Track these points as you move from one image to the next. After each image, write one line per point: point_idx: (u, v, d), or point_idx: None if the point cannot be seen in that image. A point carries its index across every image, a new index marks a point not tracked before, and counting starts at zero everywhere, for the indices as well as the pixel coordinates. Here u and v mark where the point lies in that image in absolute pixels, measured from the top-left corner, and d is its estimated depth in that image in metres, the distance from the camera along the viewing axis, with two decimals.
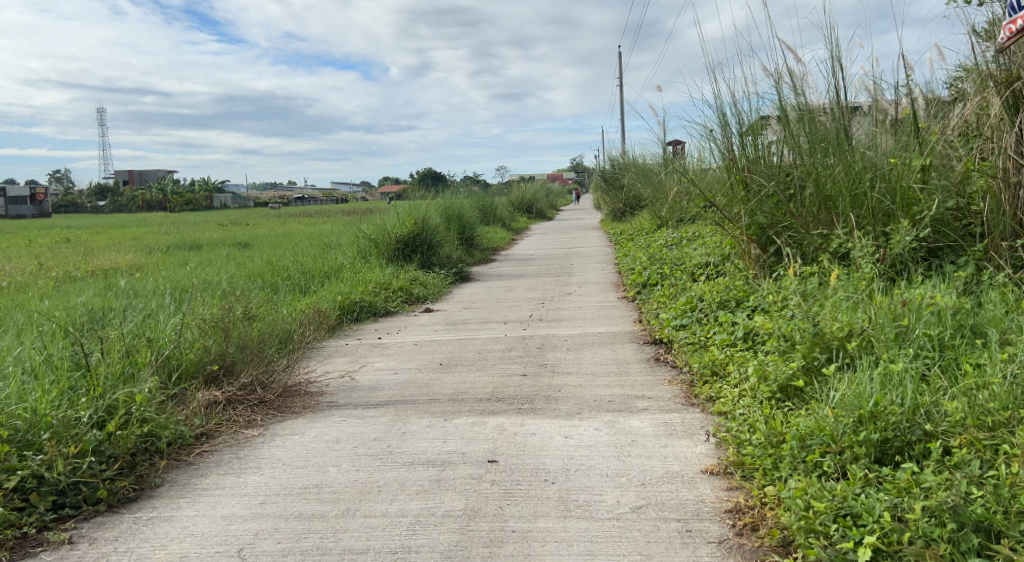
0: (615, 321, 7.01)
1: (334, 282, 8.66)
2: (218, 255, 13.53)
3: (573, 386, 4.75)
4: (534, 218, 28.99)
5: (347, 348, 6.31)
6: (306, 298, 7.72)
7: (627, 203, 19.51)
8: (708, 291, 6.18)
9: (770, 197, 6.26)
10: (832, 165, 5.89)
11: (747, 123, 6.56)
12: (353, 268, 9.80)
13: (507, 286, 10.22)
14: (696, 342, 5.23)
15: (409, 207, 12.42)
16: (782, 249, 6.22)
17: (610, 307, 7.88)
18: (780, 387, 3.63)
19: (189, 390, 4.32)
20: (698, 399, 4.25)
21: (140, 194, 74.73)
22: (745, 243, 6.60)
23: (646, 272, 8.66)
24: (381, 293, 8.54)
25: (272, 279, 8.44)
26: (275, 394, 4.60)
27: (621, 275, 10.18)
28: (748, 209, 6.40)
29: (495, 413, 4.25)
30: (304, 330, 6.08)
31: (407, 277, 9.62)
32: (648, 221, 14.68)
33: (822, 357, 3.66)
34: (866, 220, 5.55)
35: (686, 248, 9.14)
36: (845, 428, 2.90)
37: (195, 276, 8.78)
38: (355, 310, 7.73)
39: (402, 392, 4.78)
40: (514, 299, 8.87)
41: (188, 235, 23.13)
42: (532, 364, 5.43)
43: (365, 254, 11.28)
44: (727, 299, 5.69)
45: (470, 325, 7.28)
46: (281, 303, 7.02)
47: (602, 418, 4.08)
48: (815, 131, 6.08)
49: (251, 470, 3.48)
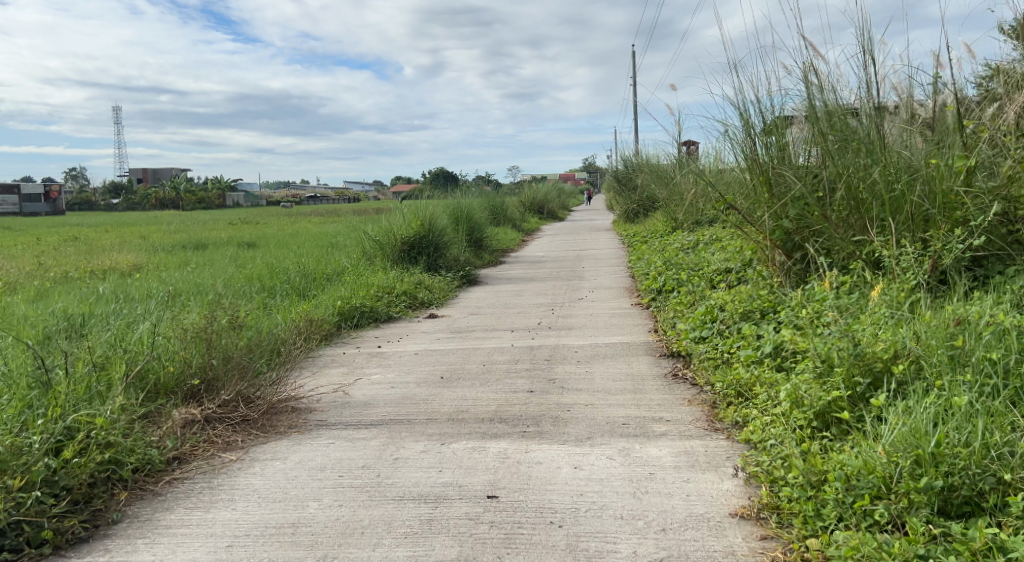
0: (629, 330, 6.61)
1: (334, 286, 8.31)
2: (221, 255, 13.25)
3: (584, 406, 4.37)
4: (546, 218, 28.62)
5: (343, 358, 5.96)
6: (304, 303, 7.38)
7: (641, 204, 19.10)
8: (729, 301, 5.78)
9: (797, 199, 5.82)
10: (866, 167, 5.47)
11: (770, 122, 6.14)
12: (356, 271, 9.46)
13: (515, 290, 9.85)
14: (717, 358, 4.83)
15: (415, 207, 12.05)
16: (810, 256, 5.81)
17: (623, 314, 7.49)
18: (818, 414, 3.31)
19: (165, 409, 3.97)
20: (722, 424, 3.86)
21: (153, 192, 74.99)
22: (769, 248, 6.18)
23: (661, 278, 8.26)
24: (384, 297, 8.18)
25: (270, 283, 8.10)
26: (258, 413, 4.24)
27: (634, 279, 9.78)
28: (772, 214, 5.98)
29: (498, 437, 3.87)
30: (293, 341, 5.71)
31: (411, 281, 9.27)
32: (663, 223, 14.26)
33: (864, 383, 3.29)
34: (905, 226, 5.13)
35: (703, 252, 8.73)
36: (902, 473, 2.50)
37: (191, 278, 8.48)
38: (355, 317, 7.37)
39: (398, 411, 4.40)
40: (522, 305, 8.49)
41: (196, 233, 22.97)
42: (539, 379, 5.05)
43: (370, 256, 10.95)
44: (750, 311, 5.29)
45: (475, 333, 6.90)
46: (275, 310, 6.66)
47: (616, 444, 3.69)
48: (844, 131, 5.64)
49: (222, 503, 3.12)
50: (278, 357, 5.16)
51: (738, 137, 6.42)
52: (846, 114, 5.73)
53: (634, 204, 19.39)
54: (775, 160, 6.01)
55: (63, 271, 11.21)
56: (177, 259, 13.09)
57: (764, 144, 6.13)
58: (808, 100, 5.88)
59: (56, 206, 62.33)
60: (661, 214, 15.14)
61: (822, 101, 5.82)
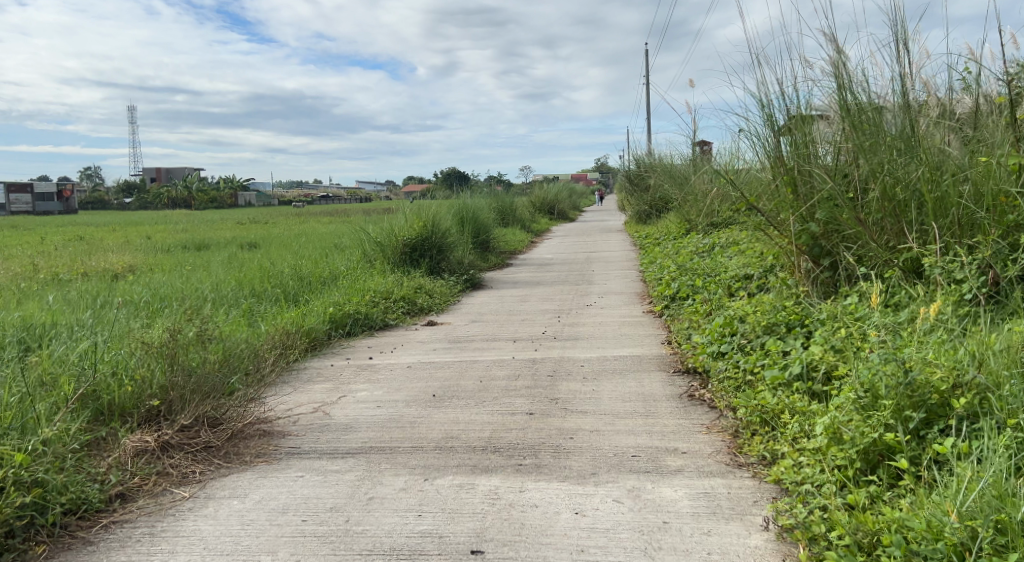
0: (640, 342, 6.11)
1: (328, 291, 7.86)
2: (219, 256, 12.87)
3: (589, 432, 3.88)
4: (556, 218, 28.12)
5: (329, 372, 5.49)
6: (294, 309, 6.94)
7: (654, 204, 18.58)
8: (751, 312, 5.26)
9: (826, 200, 5.31)
10: (905, 167, 4.95)
11: (796, 115, 5.59)
12: (353, 275, 9.02)
13: (521, 295, 9.37)
14: (739, 378, 4.31)
15: (417, 208, 11.58)
16: (839, 264, 5.29)
17: (634, 323, 7.00)
18: (863, 454, 2.82)
19: (116, 436, 3.53)
20: (747, 459, 3.36)
21: (165, 191, 75.11)
22: (793, 254, 5.66)
23: (675, 283, 7.76)
24: (380, 303, 7.73)
25: (260, 289, 7.67)
26: (222, 440, 3.78)
27: (645, 285, 9.28)
28: (798, 216, 5.46)
29: (489, 470, 3.40)
30: (270, 357, 5.24)
31: (411, 285, 8.81)
32: (676, 224, 13.75)
33: (919, 419, 2.80)
34: (950, 232, 4.63)
35: (720, 257, 8.22)
36: (982, 544, 2.03)
37: (179, 283, 8.05)
38: (347, 325, 6.92)
39: (381, 437, 3.93)
40: (527, 312, 8.00)
41: (200, 233, 22.67)
42: (541, 399, 4.57)
43: (370, 259, 10.50)
44: (775, 324, 4.78)
45: (474, 344, 6.42)
46: (260, 320, 6.21)
47: (624, 483, 3.19)
48: (881, 125, 5.12)
49: (161, 556, 2.66)
50: (252, 375, 4.70)
51: (758, 134, 5.88)
52: (879, 107, 5.18)
53: (647, 205, 18.87)
54: (802, 158, 5.47)
55: (53, 272, 10.84)
56: (174, 260, 12.72)
57: (788, 140, 5.58)
58: (837, 91, 5.33)
59: (68, 205, 62.39)
60: (674, 215, 14.62)
61: (854, 93, 5.27)
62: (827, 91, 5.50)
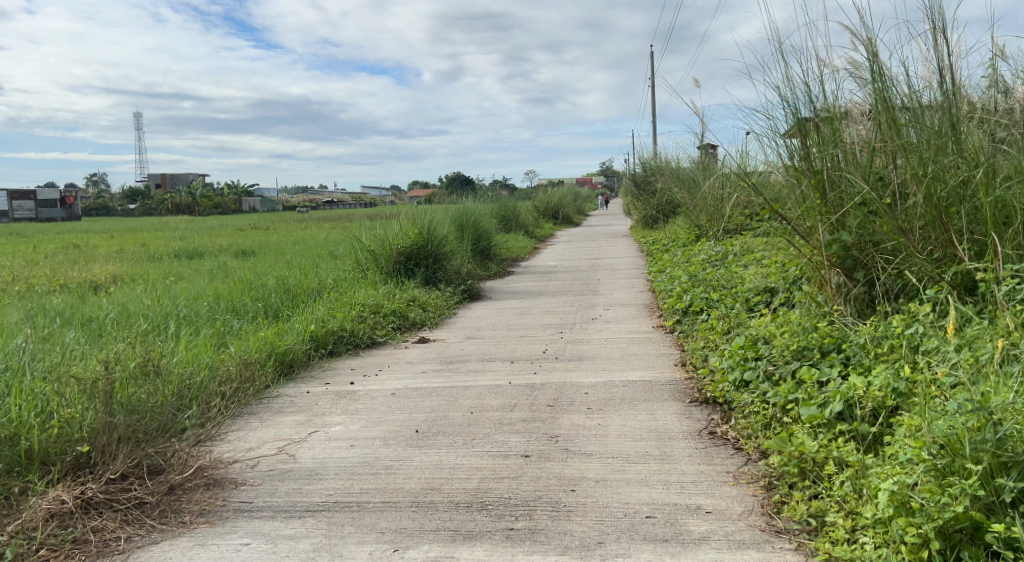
0: (651, 363, 5.50)
1: (312, 306, 7.29)
2: (207, 266, 12.33)
3: (593, 483, 3.29)
4: (561, 223, 27.57)
5: (303, 401, 4.91)
6: (272, 327, 6.38)
7: (661, 209, 17.97)
8: (776, 335, 4.66)
9: (861, 206, 4.69)
10: (951, 168, 4.34)
11: (822, 111, 4.97)
12: (341, 287, 8.46)
13: (521, 307, 8.79)
14: (767, 414, 3.70)
15: (413, 214, 10.99)
16: (876, 278, 4.68)
17: (643, 340, 6.41)
18: (943, 535, 2.22)
19: (27, 495, 2.97)
20: (787, 526, 2.75)
21: (168, 196, 74.89)
22: (820, 267, 5.03)
23: (687, 296, 7.15)
24: (368, 318, 7.16)
25: (238, 304, 7.12)
26: (160, 494, 3.20)
27: (654, 296, 8.67)
28: (828, 225, 4.83)
29: (473, 537, 2.81)
30: (226, 390, 4.63)
31: (403, 298, 8.24)
32: (685, 229, 13.15)
33: (1016, 489, 2.20)
34: (1009, 243, 4.03)
35: (736, 268, 7.61)
36: None
37: (153, 297, 7.50)
38: (330, 344, 6.34)
39: (349, 488, 3.35)
40: (527, 327, 7.40)
41: (194, 240, 22.17)
42: (539, 436, 3.99)
43: (362, 268, 9.93)
44: (807, 349, 4.18)
45: (467, 365, 5.83)
46: (231, 341, 5.64)
47: (638, 557, 2.60)
48: (924, 120, 4.48)
49: None
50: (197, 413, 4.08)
51: (779, 132, 5.25)
52: (918, 101, 4.55)
53: (654, 210, 18.27)
54: (831, 159, 4.84)
55: (30, 284, 10.32)
56: (160, 269, 12.20)
57: (814, 139, 4.95)
58: (871, 83, 4.70)
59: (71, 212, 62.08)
60: (682, 221, 14.04)
61: (888, 85, 4.64)
62: (858, 84, 4.87)
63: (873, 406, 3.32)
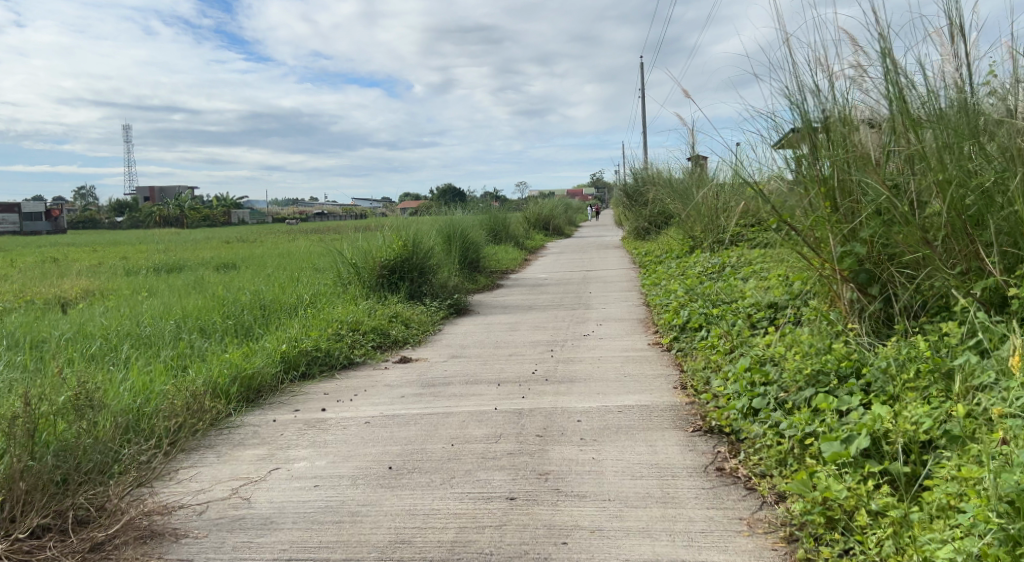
0: (648, 386, 5.07)
1: (285, 324, 6.83)
2: (183, 280, 11.85)
3: (587, 533, 2.86)
4: (552, 235, 27.20)
5: (267, 433, 4.45)
6: (241, 348, 5.92)
7: (653, 220, 17.61)
8: (786, 357, 4.26)
9: (877, 216, 4.31)
10: (975, 173, 3.98)
11: (832, 113, 4.57)
12: (319, 304, 8.02)
13: (510, 322, 8.35)
14: (782, 449, 3.29)
15: (397, 224, 10.54)
16: (894, 293, 4.29)
17: (639, 359, 5.98)
18: None
19: None
20: None
21: (156, 209, 74.14)
22: (831, 282, 4.62)
23: (685, 311, 6.74)
24: (346, 337, 6.71)
25: (206, 323, 6.66)
26: (82, 552, 2.75)
27: (649, 311, 8.25)
28: (840, 236, 4.44)
29: None
30: (170, 425, 4.15)
31: (384, 314, 7.80)
32: (678, 240, 12.77)
33: None
34: None
35: (736, 281, 7.19)
36: None
37: (115, 316, 7.03)
38: (302, 365, 5.88)
39: (306, 541, 2.91)
40: (515, 344, 6.97)
41: (176, 253, 21.64)
42: (526, 473, 3.55)
43: (343, 282, 9.48)
44: (822, 373, 3.77)
45: (450, 388, 5.38)
46: (191, 366, 5.19)
47: None
48: (945, 119, 4.10)
49: None
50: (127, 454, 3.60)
51: (783, 135, 4.85)
52: (938, 100, 4.17)
53: (646, 221, 17.93)
54: (842, 163, 4.44)
55: None
56: (134, 284, 11.70)
57: (823, 144, 4.55)
58: (886, 82, 4.31)
59: (56, 225, 61.29)
60: (675, 232, 13.67)
61: (903, 83, 4.26)
62: (872, 84, 4.49)
63: (904, 441, 2.95)
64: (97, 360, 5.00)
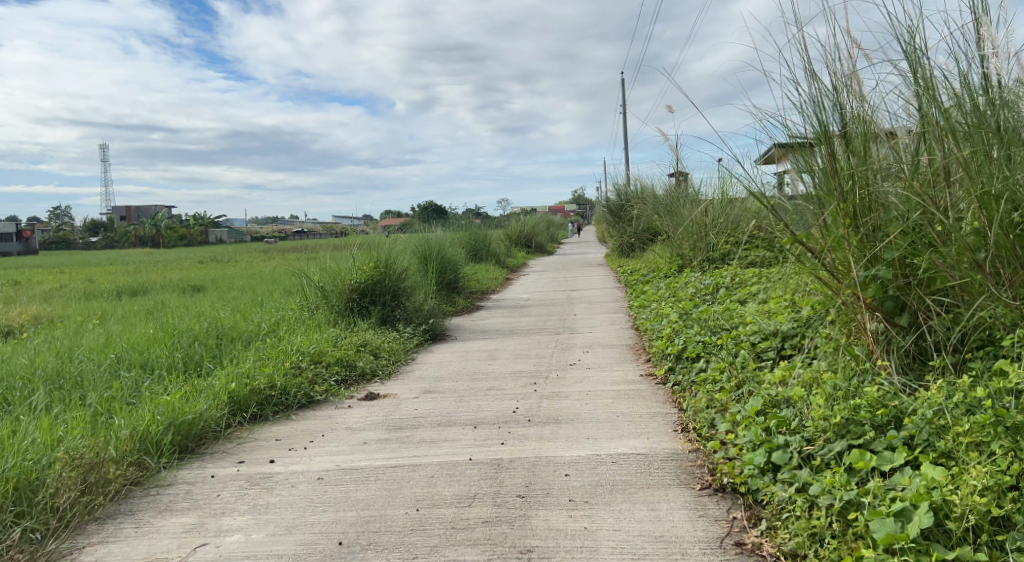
0: (644, 428, 4.47)
1: (239, 357, 6.15)
2: (139, 305, 11.07)
3: None
4: (532, 252, 26.62)
5: (200, 495, 3.78)
6: (184, 387, 5.25)
7: (637, 238, 17.11)
8: (806, 400, 3.67)
9: (908, 237, 3.76)
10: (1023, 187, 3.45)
11: (853, 120, 4.02)
12: (280, 332, 7.34)
13: (489, 350, 7.71)
14: (819, 523, 2.70)
15: (368, 243, 9.88)
16: (929, 324, 3.73)
17: (632, 394, 5.36)
18: None
19: None
20: None
21: (130, 229, 72.67)
22: (851, 312, 4.05)
23: (680, 338, 6.14)
24: (306, 371, 6.06)
25: (147, 357, 5.97)
26: None
27: (639, 337, 7.65)
28: (862, 259, 3.88)
29: None
30: (73, 496, 3.50)
31: (352, 343, 7.14)
32: (666, 258, 12.23)
33: None
34: None
35: (735, 306, 6.61)
36: None
37: (48, 349, 6.31)
38: (252, 407, 5.21)
39: None
40: (495, 376, 6.33)
41: (142, 275, 20.79)
42: (507, 552, 2.94)
43: (309, 307, 8.80)
44: (853, 423, 3.19)
45: (420, 432, 4.74)
46: (119, 411, 4.53)
47: None
48: (987, 128, 3.56)
49: None
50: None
51: (793, 142, 4.29)
52: (976, 106, 3.64)
53: (631, 238, 17.42)
54: (864, 176, 3.89)
55: None
56: (86, 310, 10.90)
57: (843, 153, 3.98)
58: (917, 86, 3.78)
59: (27, 245, 59.83)
60: (662, 250, 13.13)
61: (936, 82, 3.75)
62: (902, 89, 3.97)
63: (974, 520, 2.38)
64: (2, 418, 4.30)
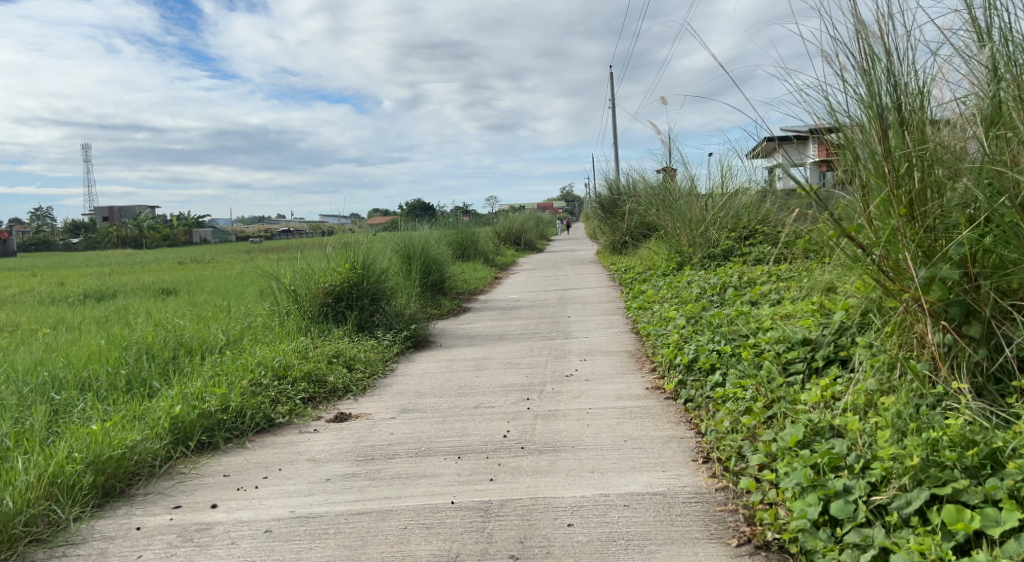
0: (658, 458, 3.78)
1: (191, 373, 5.41)
2: (100, 311, 10.24)
3: None
4: (522, 250, 25.91)
5: (118, 556, 3.05)
6: (118, 412, 4.51)
7: (630, 234, 16.46)
8: (862, 430, 3.01)
9: (982, 232, 3.13)
10: None
11: (910, 92, 3.34)
12: (242, 343, 6.60)
13: (477, 358, 7.00)
14: None
15: (343, 241, 9.09)
16: (1009, 336, 3.09)
17: (639, 413, 4.67)
18: None
19: None
20: None
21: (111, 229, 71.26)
22: (905, 319, 3.39)
23: (689, 346, 5.46)
24: (267, 389, 5.33)
25: (83, 375, 5.21)
26: None
27: (640, 343, 6.97)
28: (922, 258, 3.22)
29: None
30: None
31: (323, 354, 6.41)
32: (663, 254, 11.55)
33: None
34: None
35: (749, 308, 5.94)
36: None
37: None
38: (199, 434, 4.47)
39: None
40: (483, 391, 5.62)
41: (114, 277, 19.79)
42: None
43: (279, 311, 8.05)
44: (936, 466, 2.54)
45: (395, 465, 4.02)
46: (31, 448, 3.79)
47: None
48: None
49: None
50: None
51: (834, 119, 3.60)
52: None
53: (623, 234, 16.74)
54: (924, 159, 3.23)
55: None
56: (42, 317, 10.07)
57: (900, 130, 3.30)
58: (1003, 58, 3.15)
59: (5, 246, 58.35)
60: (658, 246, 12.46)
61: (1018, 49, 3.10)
62: (973, 58, 3.30)
63: None
64: None
